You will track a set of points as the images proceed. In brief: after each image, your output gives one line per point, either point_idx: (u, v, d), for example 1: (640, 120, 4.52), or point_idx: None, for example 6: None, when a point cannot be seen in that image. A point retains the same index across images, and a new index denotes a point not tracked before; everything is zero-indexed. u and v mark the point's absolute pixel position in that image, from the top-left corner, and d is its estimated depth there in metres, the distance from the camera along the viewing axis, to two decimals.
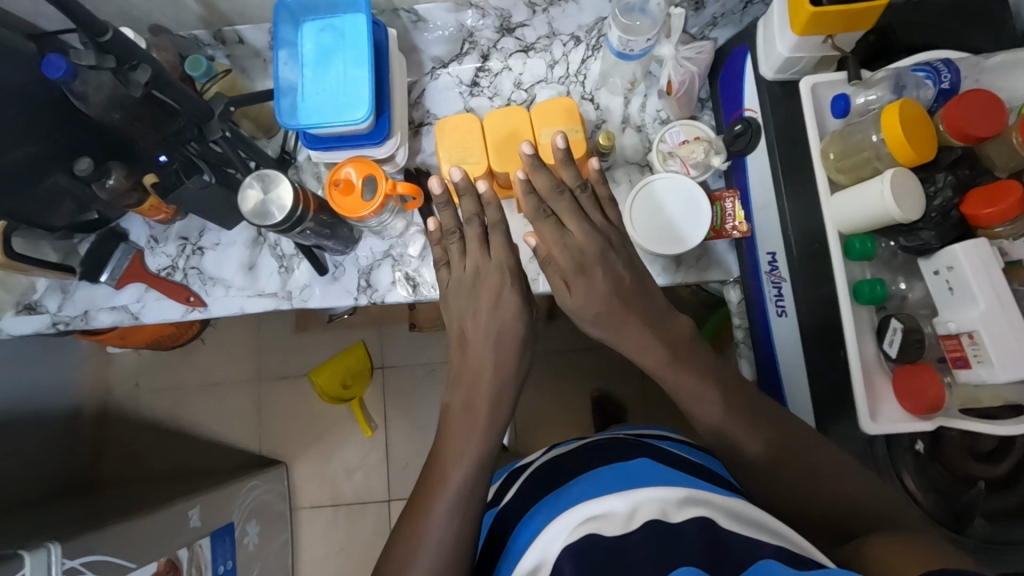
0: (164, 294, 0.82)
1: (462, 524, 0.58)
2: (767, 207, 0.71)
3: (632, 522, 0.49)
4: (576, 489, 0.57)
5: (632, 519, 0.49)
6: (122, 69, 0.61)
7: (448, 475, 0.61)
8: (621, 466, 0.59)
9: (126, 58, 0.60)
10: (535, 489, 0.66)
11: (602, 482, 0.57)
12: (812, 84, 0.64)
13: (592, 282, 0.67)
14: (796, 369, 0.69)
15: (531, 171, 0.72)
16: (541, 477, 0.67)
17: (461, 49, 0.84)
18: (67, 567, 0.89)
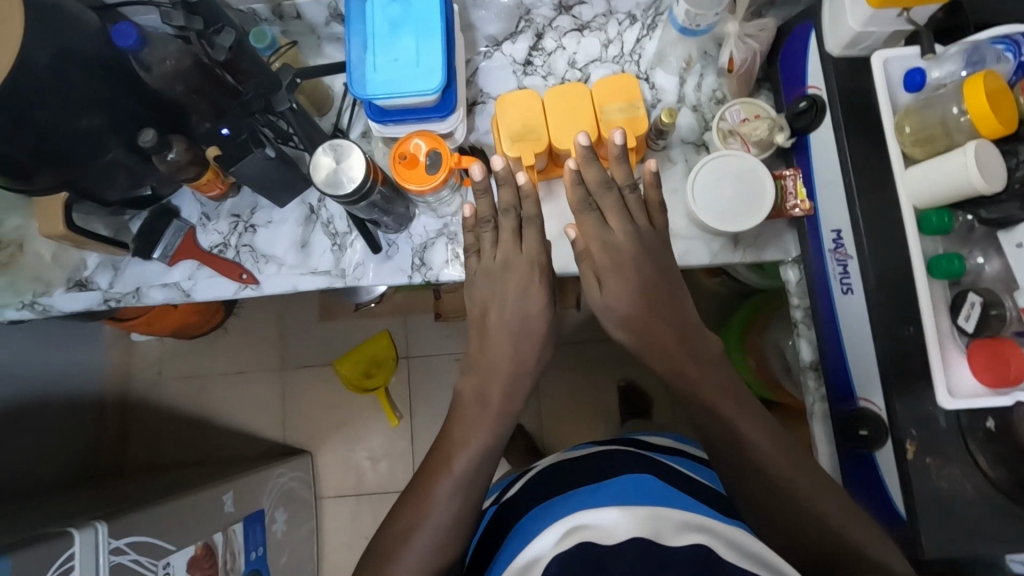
0: (217, 271, 0.82)
1: (462, 505, 0.67)
2: (832, 184, 0.70)
3: (623, 530, 0.63)
4: (588, 488, 0.71)
5: (624, 528, 0.63)
6: (208, 32, 0.59)
7: (454, 460, 0.69)
8: (634, 478, 0.71)
9: (212, 21, 0.59)
10: (552, 492, 0.75)
11: (612, 490, 0.69)
12: (884, 58, 0.64)
13: (626, 282, 0.71)
14: (862, 347, 0.68)
15: (583, 163, 0.71)
16: (557, 482, 0.76)
17: (516, 28, 0.84)
18: (114, 547, 0.89)
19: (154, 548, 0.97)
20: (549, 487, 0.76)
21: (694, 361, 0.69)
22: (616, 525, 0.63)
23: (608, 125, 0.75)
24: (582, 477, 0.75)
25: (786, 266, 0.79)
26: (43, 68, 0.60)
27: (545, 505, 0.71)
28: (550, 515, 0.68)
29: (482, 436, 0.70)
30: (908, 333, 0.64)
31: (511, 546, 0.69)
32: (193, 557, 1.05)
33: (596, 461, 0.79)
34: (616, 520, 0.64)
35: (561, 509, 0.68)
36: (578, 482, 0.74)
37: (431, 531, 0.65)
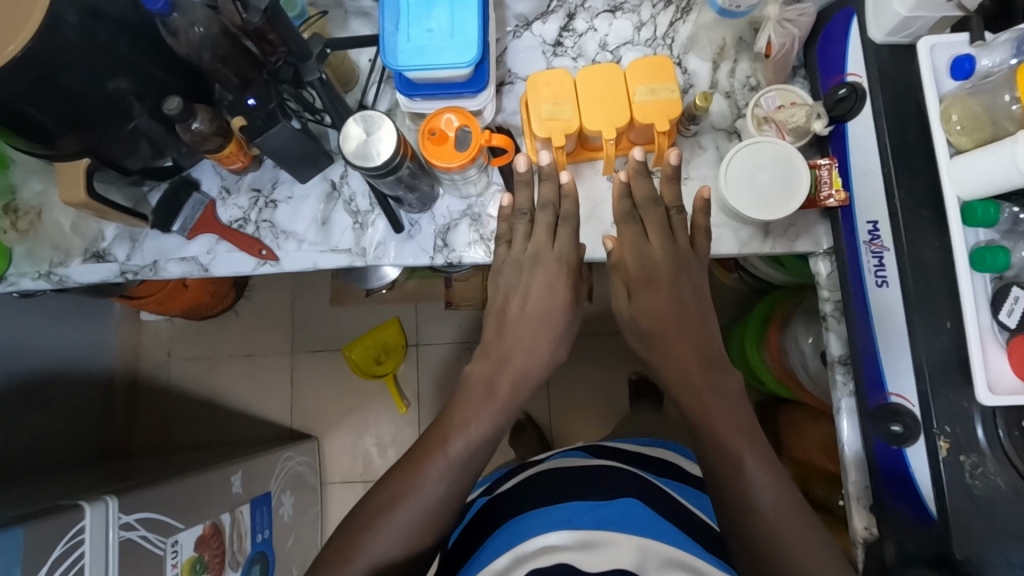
0: (236, 246, 0.81)
1: (448, 490, 0.67)
2: (871, 173, 0.69)
3: (612, 559, 0.70)
4: (582, 504, 0.77)
5: (613, 556, 0.70)
6: None
7: (450, 442, 0.68)
8: (625, 502, 0.78)
9: None
10: (545, 492, 0.81)
11: (604, 514, 0.76)
12: (931, 44, 0.62)
13: (654, 297, 0.72)
14: (896, 341, 0.67)
15: (633, 176, 0.74)
16: (553, 484, 0.82)
17: (547, 7, 0.82)
18: (123, 523, 0.88)
19: (162, 525, 0.96)
20: (545, 488, 0.82)
21: (708, 367, 0.69)
22: (607, 551, 0.71)
23: (642, 107, 0.72)
24: (578, 487, 0.80)
25: (817, 259, 0.77)
26: (70, 30, 0.59)
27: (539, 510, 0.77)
28: (540, 523, 0.75)
29: (486, 424, 0.70)
30: (945, 326, 0.64)
31: (496, 542, 0.76)
32: (201, 537, 1.05)
33: (591, 470, 0.84)
34: (608, 549, 0.71)
35: (553, 520, 0.75)
36: (573, 490, 0.80)
37: (418, 511, 0.65)
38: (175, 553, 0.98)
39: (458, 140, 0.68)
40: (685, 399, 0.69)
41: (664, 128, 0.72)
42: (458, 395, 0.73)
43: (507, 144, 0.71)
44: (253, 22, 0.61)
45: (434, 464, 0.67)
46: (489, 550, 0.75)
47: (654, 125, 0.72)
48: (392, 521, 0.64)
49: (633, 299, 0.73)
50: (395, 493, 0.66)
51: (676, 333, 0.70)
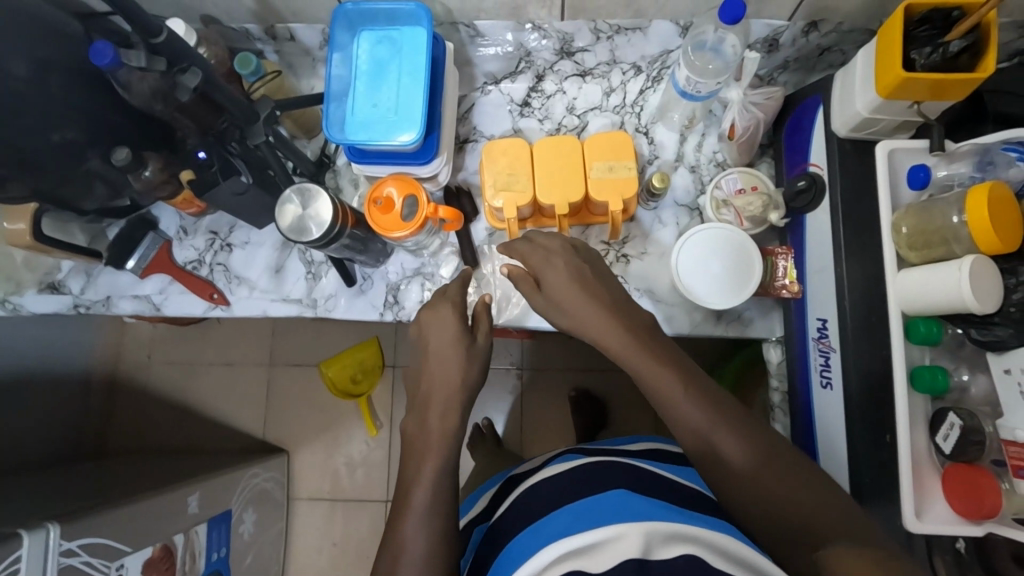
0: (188, 288, 0.80)
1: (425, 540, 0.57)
2: (824, 269, 0.67)
3: (614, 554, 0.46)
4: (573, 507, 0.55)
5: (614, 548, 0.47)
6: (172, 71, 0.61)
7: (411, 497, 0.59)
8: (618, 493, 0.55)
9: (177, 60, 0.60)
10: (537, 506, 0.59)
11: (590, 505, 0.54)
12: (889, 149, 0.60)
13: (555, 267, 0.64)
14: (836, 448, 0.65)
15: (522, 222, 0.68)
16: (544, 490, 0.61)
17: (516, 67, 0.80)
18: (65, 550, 0.87)
19: (107, 548, 0.95)
20: (536, 497, 0.61)
21: (660, 356, 0.57)
22: (607, 549, 0.47)
23: (597, 184, 0.71)
24: (570, 485, 0.60)
25: (769, 345, 0.76)
26: (16, 80, 0.59)
27: (526, 531, 0.55)
28: (525, 545, 0.52)
29: (445, 461, 0.62)
30: (885, 441, 0.60)
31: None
32: (151, 559, 1.03)
33: (581, 474, 0.62)
34: (605, 543, 0.47)
35: (538, 535, 0.53)
36: (566, 493, 0.59)
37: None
38: None
39: (405, 209, 0.67)
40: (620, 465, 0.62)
41: (618, 207, 0.71)
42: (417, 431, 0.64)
43: (451, 215, 0.69)
44: (183, 100, 0.62)
45: (409, 537, 0.57)
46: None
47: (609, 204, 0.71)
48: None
49: (546, 290, 0.64)
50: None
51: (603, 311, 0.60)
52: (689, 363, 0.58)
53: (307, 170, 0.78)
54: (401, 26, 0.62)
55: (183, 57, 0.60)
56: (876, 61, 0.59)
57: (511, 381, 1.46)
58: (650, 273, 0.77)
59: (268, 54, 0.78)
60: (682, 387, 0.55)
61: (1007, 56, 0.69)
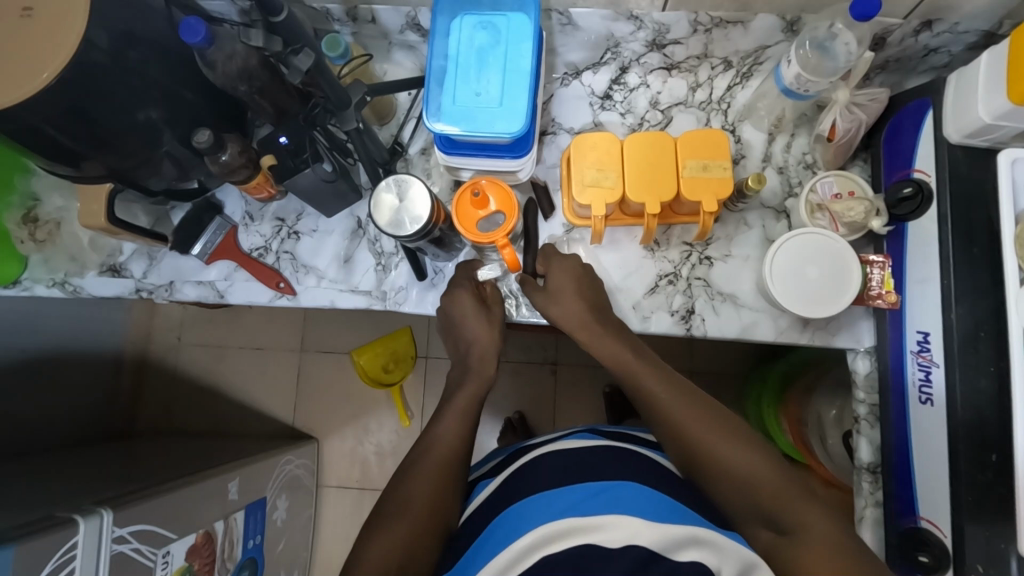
0: (256, 276, 0.78)
1: (441, 483, 0.63)
2: (928, 280, 0.64)
3: (621, 540, 0.59)
4: (581, 486, 0.65)
5: (623, 535, 0.59)
6: (285, 52, 0.57)
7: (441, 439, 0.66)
8: (632, 485, 0.66)
9: (292, 41, 0.57)
10: (548, 477, 0.68)
11: (603, 488, 0.65)
12: (1012, 157, 0.58)
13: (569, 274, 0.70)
14: (935, 467, 0.63)
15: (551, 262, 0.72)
16: (561, 466, 0.69)
17: (600, 58, 0.77)
18: (116, 536, 0.83)
19: (152, 535, 0.91)
20: (553, 468, 0.69)
21: (666, 378, 0.66)
22: (617, 530, 0.60)
23: (691, 183, 0.68)
24: (581, 467, 0.68)
25: (856, 356, 0.73)
26: (104, 56, 0.56)
27: (537, 498, 0.65)
28: (533, 516, 0.63)
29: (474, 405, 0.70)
30: (989, 460, 0.59)
31: (492, 548, 0.62)
32: (193, 546, 0.99)
33: (600, 457, 0.70)
34: (616, 528, 0.60)
35: (543, 508, 0.63)
36: (575, 470, 0.68)
37: (429, 476, 0.63)
38: (165, 564, 0.93)
39: (491, 218, 0.65)
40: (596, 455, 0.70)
41: (711, 208, 0.68)
42: (455, 385, 0.72)
43: (512, 267, 0.65)
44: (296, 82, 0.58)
45: (438, 452, 0.66)
46: (485, 551, 0.63)
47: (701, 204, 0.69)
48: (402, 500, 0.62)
49: (550, 284, 0.70)
50: (406, 470, 0.64)
51: (610, 331, 0.69)
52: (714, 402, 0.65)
53: (382, 157, 0.74)
54: (506, 12, 0.60)
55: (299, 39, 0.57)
56: (1013, 61, 0.56)
57: (547, 376, 1.44)
58: (734, 278, 0.74)
59: (344, 36, 0.76)
60: (697, 416, 0.62)
61: None
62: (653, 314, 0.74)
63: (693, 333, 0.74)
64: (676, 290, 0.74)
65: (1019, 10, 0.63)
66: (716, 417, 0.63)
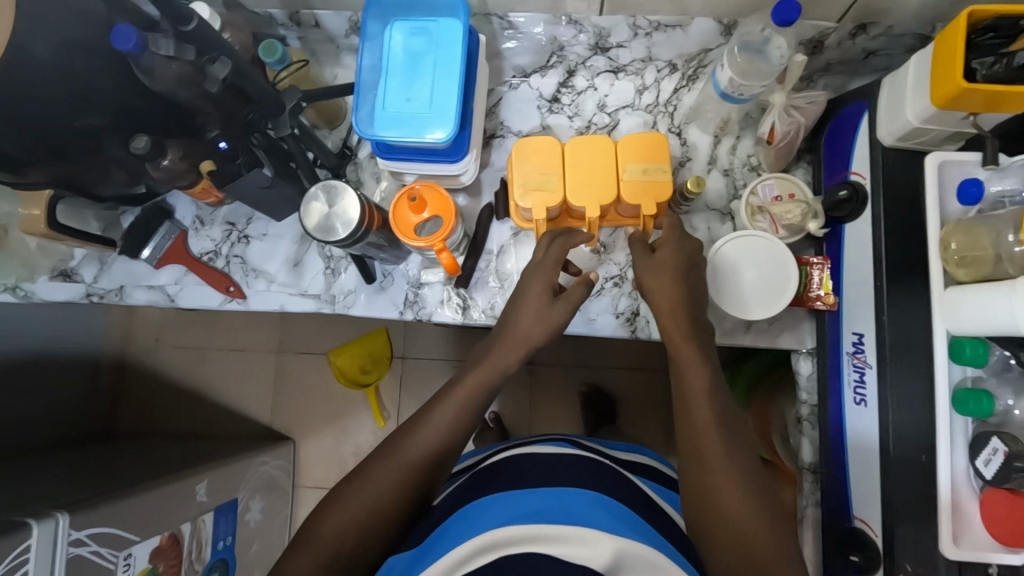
0: (205, 281, 0.78)
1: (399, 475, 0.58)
2: (863, 283, 0.65)
3: (580, 555, 0.52)
4: (554, 491, 0.61)
5: (583, 551, 0.53)
6: (202, 60, 0.58)
7: (417, 431, 0.60)
8: (598, 495, 0.61)
9: (208, 50, 0.57)
10: (517, 478, 0.64)
11: (569, 498, 0.59)
12: (940, 161, 0.58)
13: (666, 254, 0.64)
14: (868, 469, 0.63)
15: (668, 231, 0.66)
16: (536, 470, 0.65)
17: (547, 62, 0.77)
18: (73, 539, 0.83)
19: (115, 538, 0.91)
20: (525, 473, 0.65)
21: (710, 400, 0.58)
22: (586, 543, 0.53)
23: (630, 186, 0.69)
24: (556, 474, 0.64)
25: (799, 357, 0.74)
26: (40, 63, 0.56)
27: (504, 499, 0.60)
28: (494, 516, 0.57)
29: (470, 411, 0.63)
30: (920, 460, 0.59)
31: (444, 543, 0.56)
32: (156, 548, 0.98)
33: (572, 464, 0.66)
34: (579, 543, 0.53)
35: (507, 510, 0.58)
36: (547, 476, 0.64)
37: (387, 482, 0.58)
38: (127, 567, 0.92)
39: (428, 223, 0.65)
40: (589, 468, 0.66)
41: (650, 211, 0.69)
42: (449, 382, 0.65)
43: (450, 270, 0.66)
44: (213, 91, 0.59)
45: (406, 453, 0.59)
46: (438, 545, 0.56)
47: (641, 208, 0.69)
48: (357, 497, 0.57)
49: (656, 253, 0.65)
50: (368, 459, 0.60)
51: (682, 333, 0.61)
52: (741, 429, 0.57)
53: (330, 162, 0.75)
54: (438, 17, 0.60)
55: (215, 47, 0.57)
56: (936, 63, 0.55)
57: (523, 375, 1.43)
58: None
59: (291, 40, 0.76)
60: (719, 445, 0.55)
61: None
62: (598, 316, 0.75)
63: (638, 335, 0.75)
64: (621, 292, 0.75)
65: (951, 13, 0.63)
66: (737, 445, 0.55)
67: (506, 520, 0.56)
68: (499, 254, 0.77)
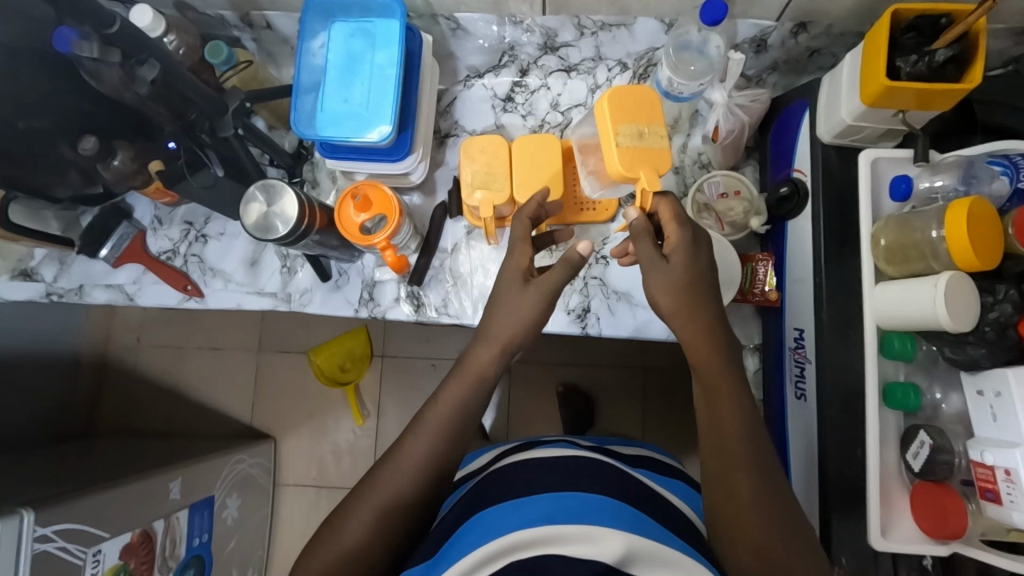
0: (162, 279, 0.79)
1: (393, 492, 0.56)
2: (803, 279, 0.65)
3: (588, 553, 0.50)
4: (565, 493, 0.56)
5: (591, 549, 0.50)
6: (129, 63, 0.57)
7: (410, 442, 0.58)
8: (610, 500, 0.56)
9: (134, 53, 0.57)
10: (523, 481, 0.59)
11: (578, 497, 0.56)
12: (873, 158, 0.59)
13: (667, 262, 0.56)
14: (809, 463, 0.64)
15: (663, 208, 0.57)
16: (543, 469, 0.61)
17: (499, 61, 0.78)
18: (38, 536, 0.77)
19: (83, 534, 0.85)
20: (534, 476, 0.60)
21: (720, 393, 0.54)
22: (594, 544, 0.50)
23: (625, 153, 0.59)
24: (570, 475, 0.59)
25: (745, 352, 0.75)
26: None
27: (514, 501, 0.56)
28: (502, 521, 0.54)
29: (463, 407, 0.60)
30: (856, 454, 0.59)
31: (451, 557, 0.54)
32: (129, 544, 0.92)
33: (582, 464, 0.61)
34: (588, 542, 0.50)
35: (518, 512, 0.55)
36: (559, 476, 0.59)
37: (368, 514, 0.56)
38: (96, 563, 0.86)
39: (373, 221, 0.66)
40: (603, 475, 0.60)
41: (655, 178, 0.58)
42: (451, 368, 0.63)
43: (397, 267, 0.67)
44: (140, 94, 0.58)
45: (395, 472, 0.57)
46: (446, 559, 0.54)
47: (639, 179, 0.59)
48: (344, 529, 0.55)
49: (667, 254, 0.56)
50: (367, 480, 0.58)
51: (700, 320, 0.56)
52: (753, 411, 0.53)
53: (283, 161, 0.76)
54: (375, 18, 0.62)
55: (141, 49, 0.57)
56: (866, 60, 0.55)
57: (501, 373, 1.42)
58: (630, 276, 0.75)
59: (245, 42, 0.77)
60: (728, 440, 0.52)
61: (1001, 63, 0.68)
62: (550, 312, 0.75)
63: (589, 332, 0.75)
64: (573, 289, 0.76)
65: None
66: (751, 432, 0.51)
67: (517, 525, 0.53)
68: (451, 253, 0.78)
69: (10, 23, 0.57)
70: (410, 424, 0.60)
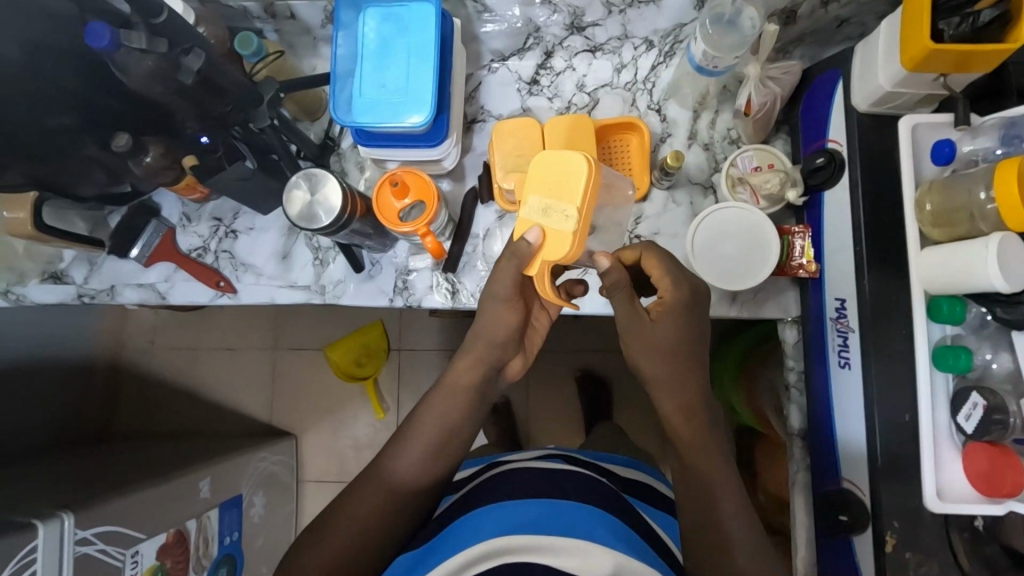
0: (194, 276, 0.79)
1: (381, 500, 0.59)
2: (843, 249, 0.65)
3: (573, 567, 0.53)
4: (560, 507, 0.60)
5: (578, 563, 0.53)
6: (175, 52, 0.58)
7: (402, 453, 0.60)
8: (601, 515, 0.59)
9: (180, 41, 0.58)
10: (521, 490, 0.63)
11: (569, 512, 0.59)
12: (914, 123, 0.59)
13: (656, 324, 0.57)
14: (854, 431, 0.64)
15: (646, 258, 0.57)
16: (540, 481, 0.64)
17: (524, 44, 0.78)
18: (79, 538, 0.77)
19: (122, 535, 0.84)
20: (530, 486, 0.63)
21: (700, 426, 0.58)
22: (578, 557, 0.53)
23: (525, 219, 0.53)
24: (565, 491, 0.62)
25: (784, 325, 0.75)
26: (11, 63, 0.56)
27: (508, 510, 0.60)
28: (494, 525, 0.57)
29: (450, 425, 0.61)
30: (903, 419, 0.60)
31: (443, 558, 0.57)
32: (165, 545, 0.92)
33: (575, 481, 0.64)
34: (575, 555, 0.54)
35: (509, 518, 0.58)
36: (556, 491, 0.62)
37: (359, 519, 0.59)
38: (134, 564, 0.86)
39: (411, 208, 0.66)
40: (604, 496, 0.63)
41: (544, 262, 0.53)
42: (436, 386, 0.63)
43: (436, 254, 0.67)
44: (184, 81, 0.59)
45: (383, 485, 0.60)
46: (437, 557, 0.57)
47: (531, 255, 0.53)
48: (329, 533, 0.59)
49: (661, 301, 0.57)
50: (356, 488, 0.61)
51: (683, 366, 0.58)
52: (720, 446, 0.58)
53: (311, 152, 0.76)
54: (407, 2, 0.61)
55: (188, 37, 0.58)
56: (905, 25, 0.55)
57: None
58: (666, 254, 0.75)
59: (268, 33, 0.76)
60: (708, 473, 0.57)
61: None
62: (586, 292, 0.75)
63: None
64: None
65: None
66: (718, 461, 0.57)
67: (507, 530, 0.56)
68: (483, 236, 0.78)
69: (41, 19, 0.56)
70: (402, 432, 0.62)
